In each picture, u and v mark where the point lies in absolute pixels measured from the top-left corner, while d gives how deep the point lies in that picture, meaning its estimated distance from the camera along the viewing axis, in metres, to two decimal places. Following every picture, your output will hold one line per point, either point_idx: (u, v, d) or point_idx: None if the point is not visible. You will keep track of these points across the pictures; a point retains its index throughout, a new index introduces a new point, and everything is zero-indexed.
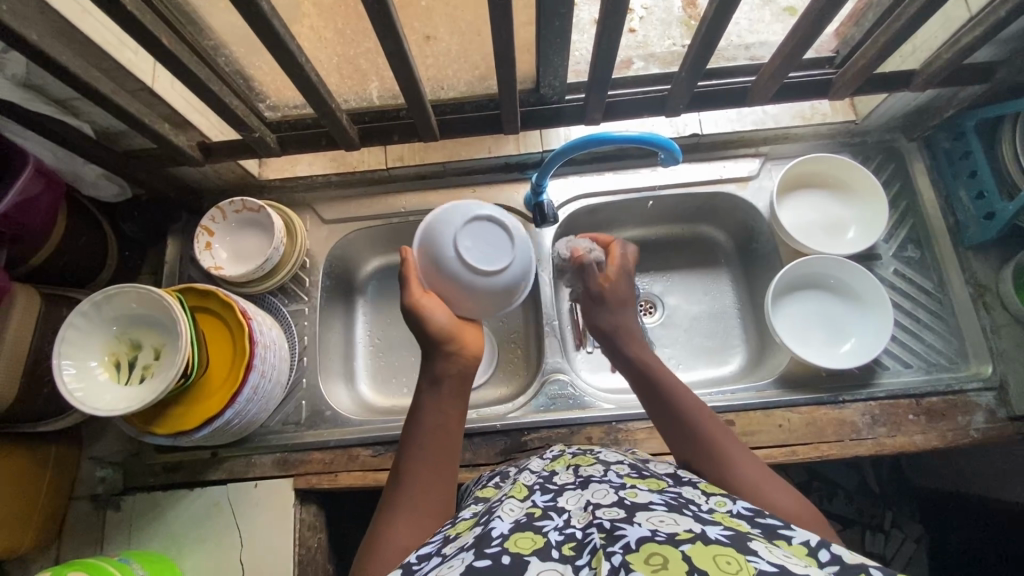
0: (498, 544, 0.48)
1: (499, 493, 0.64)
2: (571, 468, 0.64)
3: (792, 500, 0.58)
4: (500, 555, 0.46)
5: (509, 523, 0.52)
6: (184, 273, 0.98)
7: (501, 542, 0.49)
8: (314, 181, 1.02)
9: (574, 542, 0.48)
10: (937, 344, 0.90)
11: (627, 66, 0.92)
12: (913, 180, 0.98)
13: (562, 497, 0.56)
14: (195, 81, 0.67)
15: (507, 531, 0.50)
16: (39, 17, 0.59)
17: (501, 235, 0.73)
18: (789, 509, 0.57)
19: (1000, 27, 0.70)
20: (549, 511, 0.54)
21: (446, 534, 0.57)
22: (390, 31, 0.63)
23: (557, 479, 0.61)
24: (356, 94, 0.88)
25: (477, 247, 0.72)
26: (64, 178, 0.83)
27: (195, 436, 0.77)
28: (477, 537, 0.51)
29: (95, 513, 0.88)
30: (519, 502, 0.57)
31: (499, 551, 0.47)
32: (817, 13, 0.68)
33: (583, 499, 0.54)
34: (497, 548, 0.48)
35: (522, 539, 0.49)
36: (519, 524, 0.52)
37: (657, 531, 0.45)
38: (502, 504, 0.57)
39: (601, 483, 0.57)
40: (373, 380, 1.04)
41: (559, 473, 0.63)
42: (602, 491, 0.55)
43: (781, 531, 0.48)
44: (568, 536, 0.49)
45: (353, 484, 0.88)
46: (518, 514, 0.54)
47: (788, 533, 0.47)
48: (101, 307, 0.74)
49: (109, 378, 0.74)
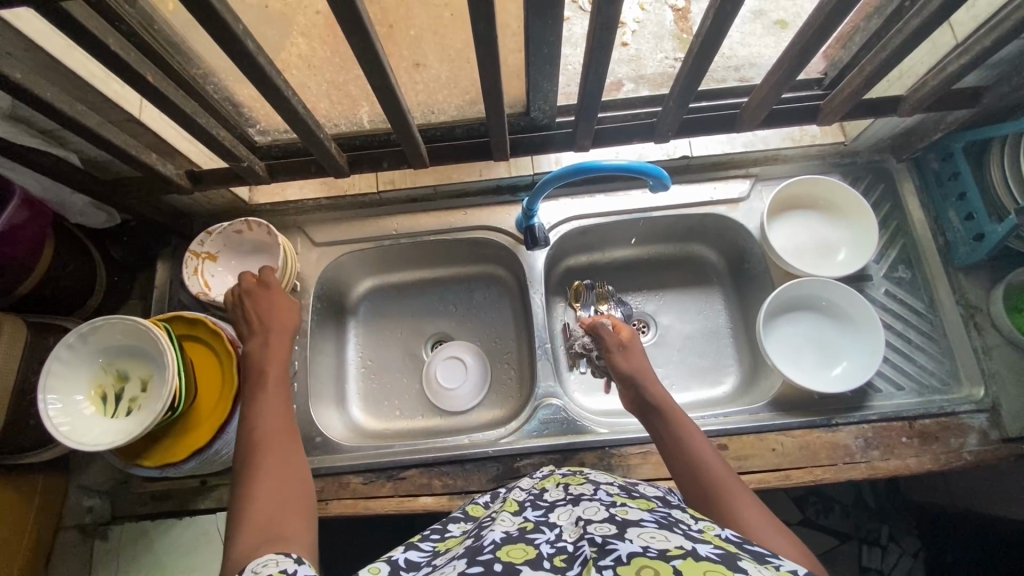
0: (490, 553, 0.48)
1: (489, 512, 0.63)
2: (562, 486, 0.63)
3: (792, 547, 0.55)
4: (492, 563, 0.46)
5: (501, 535, 0.51)
6: (174, 297, 0.97)
7: (493, 550, 0.48)
8: (305, 205, 1.02)
9: (565, 555, 0.47)
10: (929, 366, 0.90)
11: (618, 87, 0.97)
12: (903, 200, 0.98)
13: (554, 512, 0.56)
14: (181, 114, 0.67)
15: (500, 542, 0.50)
16: (22, 53, 0.59)
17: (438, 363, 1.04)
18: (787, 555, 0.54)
19: (987, 55, 0.70)
20: (541, 525, 0.53)
21: (434, 548, 0.56)
22: (376, 66, 0.63)
23: (547, 496, 0.61)
24: (347, 118, 0.87)
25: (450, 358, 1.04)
26: (51, 207, 0.82)
27: (184, 468, 0.77)
28: (469, 548, 0.50)
29: (81, 544, 0.88)
30: (512, 515, 0.56)
31: (491, 558, 0.46)
32: (803, 43, 0.68)
33: (574, 515, 0.54)
34: (489, 556, 0.47)
35: (513, 549, 0.48)
36: (511, 536, 0.51)
37: (648, 546, 0.45)
38: (495, 517, 0.57)
39: (591, 501, 0.56)
40: (365, 403, 1.03)
41: (549, 490, 0.63)
42: (593, 508, 0.54)
43: (769, 557, 0.46)
44: (559, 549, 0.48)
45: (344, 512, 0.87)
46: (510, 526, 0.53)
47: (776, 559, 0.45)
48: (87, 340, 0.74)
49: (95, 412, 0.73)
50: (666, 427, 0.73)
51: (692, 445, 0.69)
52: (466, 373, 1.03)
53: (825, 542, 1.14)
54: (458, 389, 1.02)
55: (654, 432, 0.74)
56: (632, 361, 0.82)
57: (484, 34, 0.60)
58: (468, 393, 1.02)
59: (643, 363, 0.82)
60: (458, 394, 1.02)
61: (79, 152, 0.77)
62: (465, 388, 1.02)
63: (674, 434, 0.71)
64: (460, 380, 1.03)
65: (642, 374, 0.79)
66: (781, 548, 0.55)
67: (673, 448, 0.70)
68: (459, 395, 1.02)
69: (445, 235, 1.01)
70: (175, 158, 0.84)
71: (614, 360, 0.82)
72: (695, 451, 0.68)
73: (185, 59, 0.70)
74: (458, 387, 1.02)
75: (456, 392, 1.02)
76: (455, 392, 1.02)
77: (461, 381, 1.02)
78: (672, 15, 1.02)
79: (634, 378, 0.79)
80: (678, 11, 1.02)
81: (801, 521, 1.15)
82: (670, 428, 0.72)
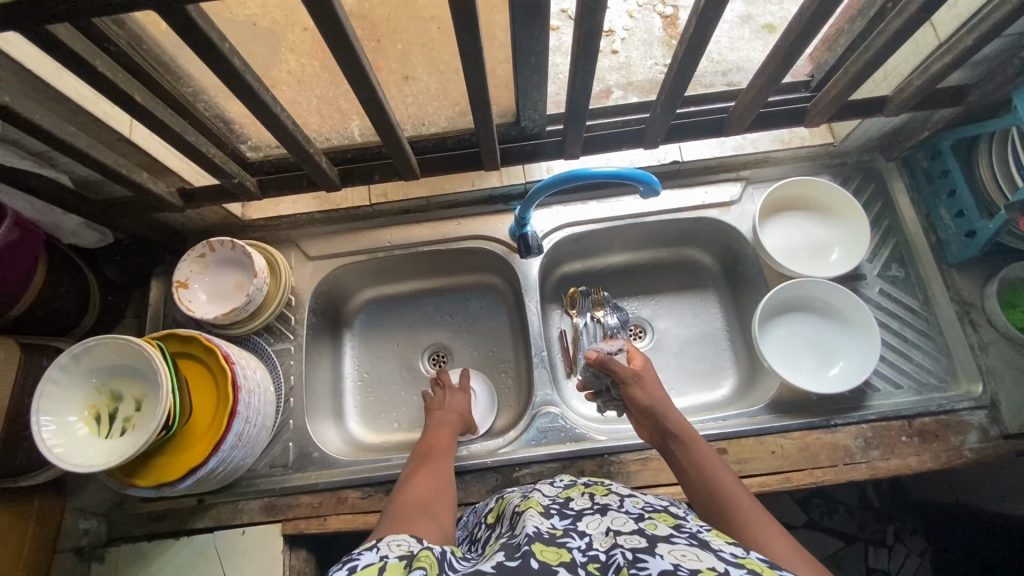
0: (525, 549, 0.48)
1: (513, 511, 0.61)
2: (587, 495, 0.61)
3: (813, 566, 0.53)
4: (526, 561, 0.46)
5: (531, 533, 0.51)
6: (168, 315, 0.97)
7: (529, 547, 0.48)
8: (298, 219, 1.02)
9: (598, 563, 0.47)
10: (926, 363, 0.90)
11: (607, 96, 0.98)
12: (893, 199, 0.98)
13: (582, 521, 0.54)
14: (171, 133, 0.67)
15: (531, 540, 0.49)
16: (11, 77, 0.59)
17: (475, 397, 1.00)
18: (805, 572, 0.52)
19: (969, 54, 0.71)
20: (569, 532, 0.52)
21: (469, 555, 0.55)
22: (363, 82, 0.63)
23: (573, 504, 0.59)
24: (337, 132, 0.88)
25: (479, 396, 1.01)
26: (43, 229, 0.82)
27: (179, 487, 0.76)
28: (504, 544, 0.50)
29: (78, 567, 0.86)
30: (540, 516, 0.55)
31: (526, 554, 0.47)
32: (787, 47, 0.69)
33: (603, 524, 0.53)
34: (523, 553, 0.47)
35: (548, 549, 0.48)
36: (540, 536, 0.50)
37: (680, 565, 0.44)
38: (524, 515, 0.56)
39: (619, 513, 0.55)
40: (362, 416, 1.02)
41: (574, 499, 0.61)
42: (622, 519, 0.53)
43: None
44: (591, 557, 0.47)
45: (343, 527, 0.86)
46: (540, 526, 0.52)
47: None
48: (80, 359, 0.73)
49: (89, 433, 0.72)
50: (686, 455, 0.72)
51: (711, 471, 0.68)
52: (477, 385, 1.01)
53: (831, 545, 1.12)
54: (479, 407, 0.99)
55: (674, 462, 0.73)
56: (649, 391, 0.80)
57: (469, 45, 0.60)
58: (479, 411, 1.00)
59: (654, 381, 0.81)
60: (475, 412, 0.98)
61: (71, 173, 0.77)
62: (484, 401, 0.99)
63: (694, 462, 0.70)
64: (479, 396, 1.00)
65: (660, 403, 0.78)
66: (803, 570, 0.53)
67: (693, 475, 0.69)
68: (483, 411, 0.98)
69: (438, 245, 1.02)
70: (167, 176, 0.85)
71: (633, 394, 0.79)
72: (713, 476, 0.67)
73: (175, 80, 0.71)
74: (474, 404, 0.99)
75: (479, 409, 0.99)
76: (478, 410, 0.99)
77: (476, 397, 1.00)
78: (661, 22, 1.03)
79: (654, 409, 0.77)
80: (667, 18, 1.03)
81: (806, 523, 1.14)
82: (688, 457, 0.71)
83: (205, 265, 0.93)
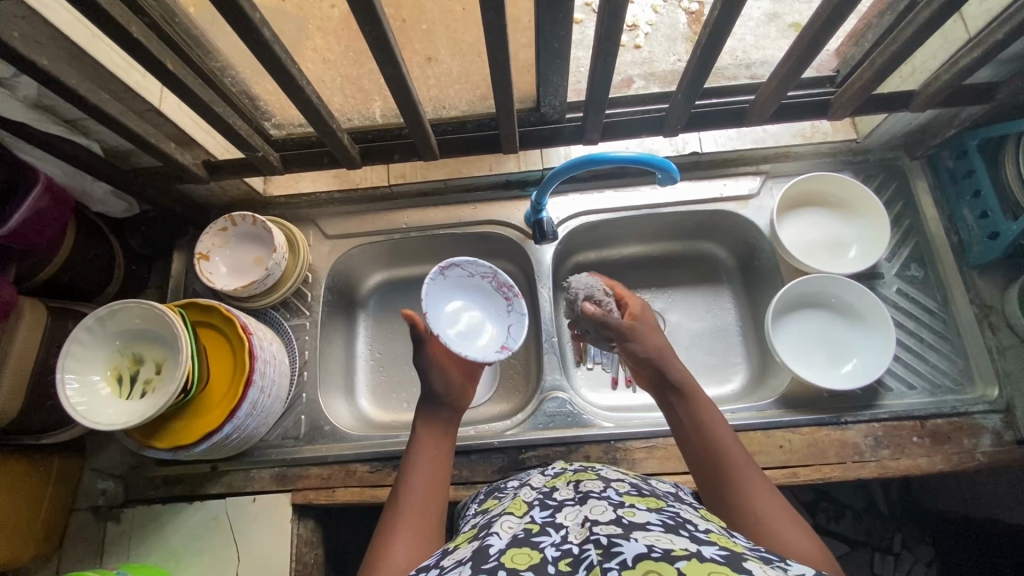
0: (495, 560, 0.47)
1: (500, 507, 0.62)
2: (573, 483, 0.60)
3: (810, 545, 0.54)
4: (496, 570, 0.45)
5: (506, 539, 0.50)
6: (189, 287, 0.99)
7: (498, 556, 0.47)
8: (318, 197, 1.04)
9: (570, 559, 0.45)
10: (941, 365, 0.89)
11: (628, 84, 0.98)
12: (916, 199, 0.97)
13: (561, 512, 0.53)
14: (200, 103, 0.69)
15: (505, 547, 0.49)
16: (49, 42, 0.61)
17: (470, 324, 0.89)
18: (807, 557, 0.53)
19: (1000, 47, 0.70)
20: (547, 527, 0.51)
21: (446, 548, 0.55)
22: (388, 57, 0.63)
23: (557, 494, 0.58)
24: (359, 113, 0.89)
25: (463, 327, 0.88)
26: (74, 195, 0.85)
27: (194, 451, 0.78)
28: (475, 551, 0.49)
29: (95, 525, 0.89)
30: (517, 518, 0.55)
31: (495, 565, 0.46)
32: (814, 33, 0.67)
33: (581, 515, 0.51)
34: (493, 563, 0.46)
35: (519, 554, 0.47)
36: (516, 539, 0.50)
37: (653, 547, 0.43)
38: (501, 519, 0.55)
39: (599, 499, 0.53)
40: (374, 395, 1.04)
41: (559, 489, 0.60)
42: (600, 507, 0.51)
43: (777, 561, 0.45)
44: (564, 552, 0.46)
45: (350, 500, 0.88)
46: (516, 529, 0.52)
47: (785, 563, 0.44)
48: (105, 322, 0.75)
49: (111, 393, 0.75)
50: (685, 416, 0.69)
51: (712, 430, 0.66)
52: (428, 300, 0.86)
53: (835, 549, 1.12)
54: (503, 350, 0.86)
55: (671, 415, 0.72)
56: (649, 340, 0.77)
57: (493, 23, 0.60)
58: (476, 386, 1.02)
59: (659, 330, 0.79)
60: (516, 327, 0.89)
61: (101, 142, 0.79)
62: (490, 315, 0.91)
63: (695, 429, 0.68)
64: (473, 310, 0.91)
65: (660, 354, 0.74)
66: (797, 548, 0.54)
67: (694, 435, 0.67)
68: (509, 320, 0.90)
69: (454, 229, 1.03)
70: (193, 148, 0.87)
71: (630, 343, 0.76)
72: (715, 436, 0.66)
73: (206, 52, 0.73)
74: (475, 299, 0.91)
75: (498, 300, 0.91)
76: (503, 287, 0.90)
77: (471, 273, 0.90)
78: (685, 18, 1.03)
79: (657, 358, 0.74)
80: (691, 14, 1.03)
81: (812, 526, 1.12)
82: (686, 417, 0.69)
83: (226, 239, 0.95)
